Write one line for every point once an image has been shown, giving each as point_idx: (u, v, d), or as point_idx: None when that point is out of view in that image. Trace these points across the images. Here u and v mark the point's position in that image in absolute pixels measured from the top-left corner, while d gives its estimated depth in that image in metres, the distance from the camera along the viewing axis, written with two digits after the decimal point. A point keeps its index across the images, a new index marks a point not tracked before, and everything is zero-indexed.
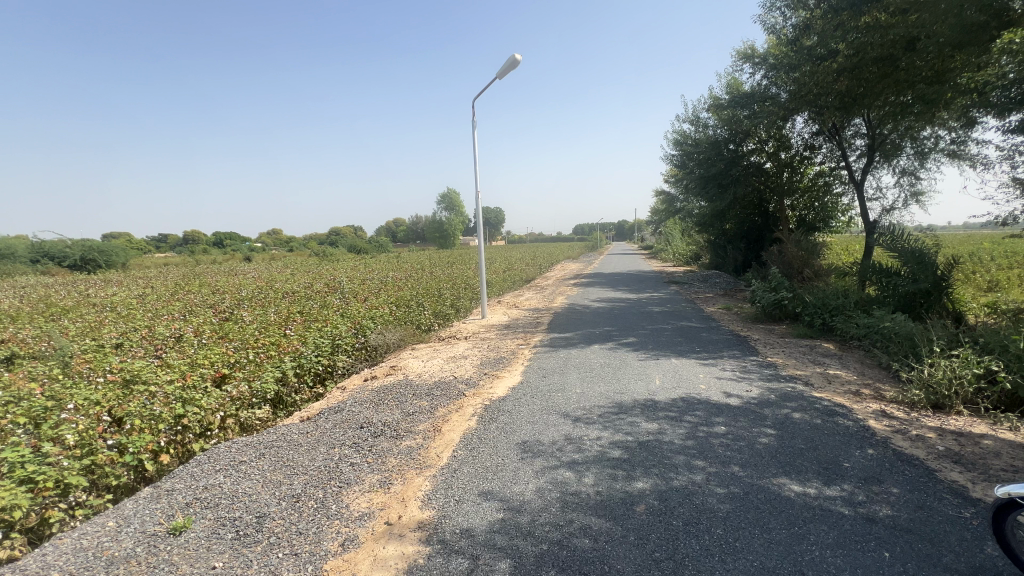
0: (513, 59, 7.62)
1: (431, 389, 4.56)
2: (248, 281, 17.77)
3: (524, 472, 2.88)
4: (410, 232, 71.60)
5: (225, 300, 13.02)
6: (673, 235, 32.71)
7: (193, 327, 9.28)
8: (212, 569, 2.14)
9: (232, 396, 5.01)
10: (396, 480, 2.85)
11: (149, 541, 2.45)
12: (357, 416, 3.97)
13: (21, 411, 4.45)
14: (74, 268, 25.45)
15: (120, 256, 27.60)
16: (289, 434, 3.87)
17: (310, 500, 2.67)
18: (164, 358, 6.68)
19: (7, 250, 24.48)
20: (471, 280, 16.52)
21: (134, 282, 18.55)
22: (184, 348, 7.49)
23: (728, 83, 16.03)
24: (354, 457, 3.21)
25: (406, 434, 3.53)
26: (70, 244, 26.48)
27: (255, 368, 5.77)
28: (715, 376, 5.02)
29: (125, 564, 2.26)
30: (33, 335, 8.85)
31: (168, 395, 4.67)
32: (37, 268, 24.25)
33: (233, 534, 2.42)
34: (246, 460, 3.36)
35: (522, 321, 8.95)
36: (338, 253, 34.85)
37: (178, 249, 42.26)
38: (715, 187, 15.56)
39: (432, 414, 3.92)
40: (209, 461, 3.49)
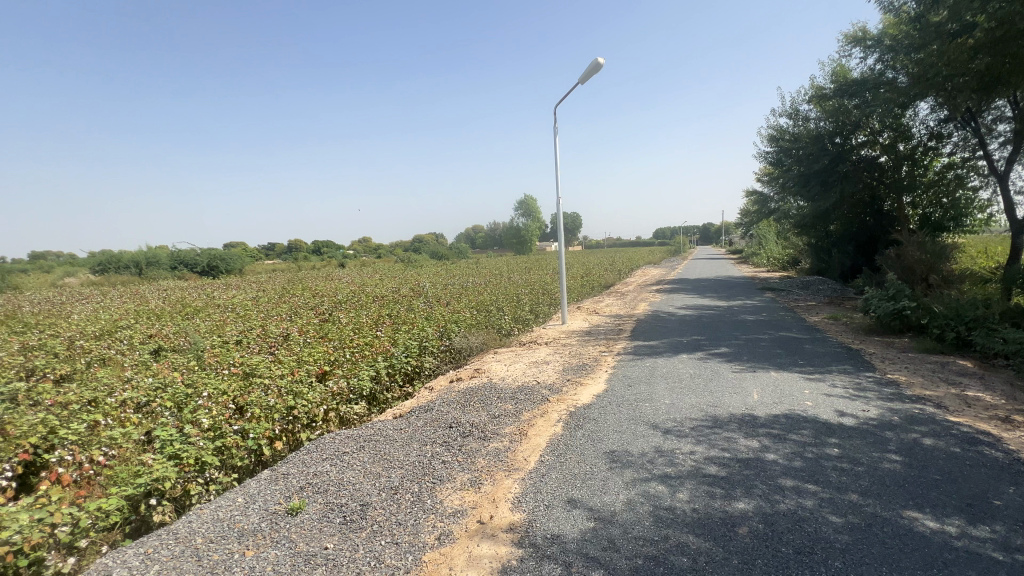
0: (596, 63, 7.54)
1: (515, 393, 4.63)
2: (343, 285, 19.30)
3: (614, 482, 2.82)
4: (488, 238, 73.31)
5: (324, 303, 14.25)
6: (767, 237, 30.31)
7: (299, 327, 10.26)
8: (325, 550, 2.34)
9: (334, 391, 5.46)
10: (486, 480, 2.92)
11: (271, 518, 2.73)
12: (446, 417, 4.13)
13: (168, 396, 5.27)
14: (203, 274, 29.33)
15: (238, 262, 31.17)
16: (384, 429, 4.13)
17: (407, 493, 2.82)
18: (276, 355, 7.45)
19: (152, 259, 28.75)
20: (549, 285, 16.55)
21: (249, 286, 20.88)
22: (291, 345, 8.30)
23: (833, 71, 14.68)
24: (445, 455, 3.35)
25: (493, 436, 3.62)
26: (199, 252, 30.55)
27: (352, 366, 6.25)
28: (823, 392, 4.57)
29: (253, 537, 2.54)
30: (173, 331, 10.32)
31: (281, 388, 5.22)
32: (175, 274, 28.33)
33: (341, 519, 2.62)
34: (348, 452, 3.64)
35: (603, 328, 8.79)
36: (422, 259, 36.61)
37: (285, 257, 47.01)
38: (818, 184, 14.26)
39: (517, 418, 3.98)
40: (317, 449, 3.82)
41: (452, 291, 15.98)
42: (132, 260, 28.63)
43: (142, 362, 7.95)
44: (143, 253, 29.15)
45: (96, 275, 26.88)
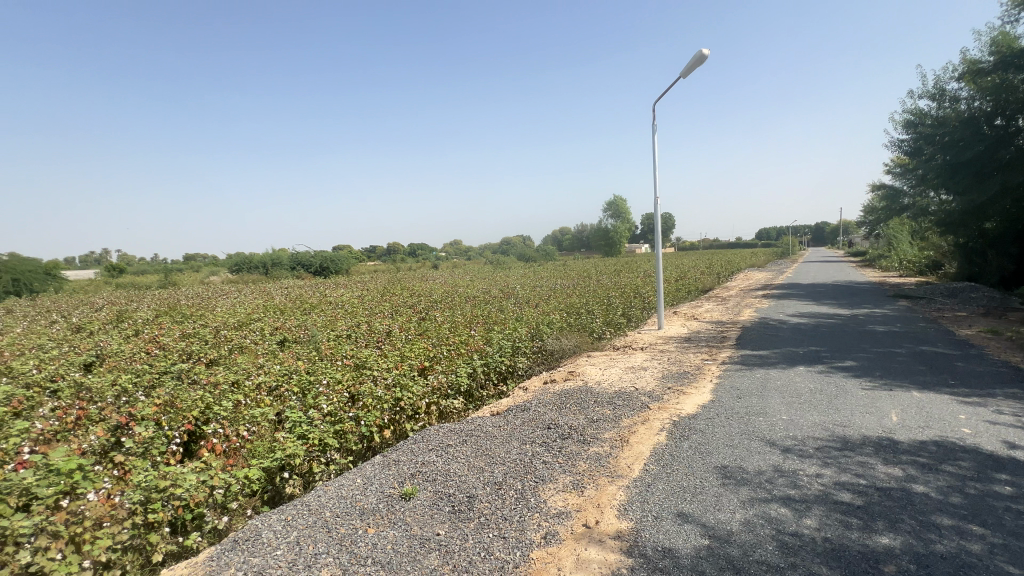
0: (700, 54, 7.16)
1: (613, 398, 4.54)
2: (437, 286, 20.32)
3: (727, 499, 2.65)
4: (575, 240, 72.75)
5: (422, 302, 15.11)
6: (898, 237, 26.57)
7: (400, 324, 10.99)
8: (437, 535, 2.48)
9: (435, 386, 5.76)
10: (589, 485, 2.90)
11: (388, 500, 2.95)
12: (544, 417, 4.16)
13: (295, 383, 5.95)
14: (317, 274, 32.60)
15: (346, 263, 34.20)
16: (484, 425, 4.26)
17: (511, 490, 2.89)
18: (382, 349, 8.05)
19: (277, 260, 32.57)
20: (641, 288, 15.99)
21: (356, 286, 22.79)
22: (395, 341, 8.92)
23: (992, 41, 12.50)
24: (546, 455, 3.38)
25: (593, 441, 3.57)
26: (313, 254, 33.96)
27: (450, 363, 6.55)
28: (984, 418, 3.88)
29: (373, 515, 2.77)
30: (295, 325, 11.61)
31: (389, 380, 5.63)
32: (294, 274, 31.84)
33: (450, 508, 2.76)
34: (452, 445, 3.81)
35: (704, 334, 8.29)
36: (510, 261, 37.40)
37: (385, 259, 50.73)
38: (971, 175, 12.20)
39: (617, 423, 3.90)
40: (424, 440, 4.06)
41: (542, 293, 16.09)
42: (261, 261, 32.72)
43: (272, 352, 9.03)
44: (269, 255, 33.14)
45: (233, 274, 31.12)
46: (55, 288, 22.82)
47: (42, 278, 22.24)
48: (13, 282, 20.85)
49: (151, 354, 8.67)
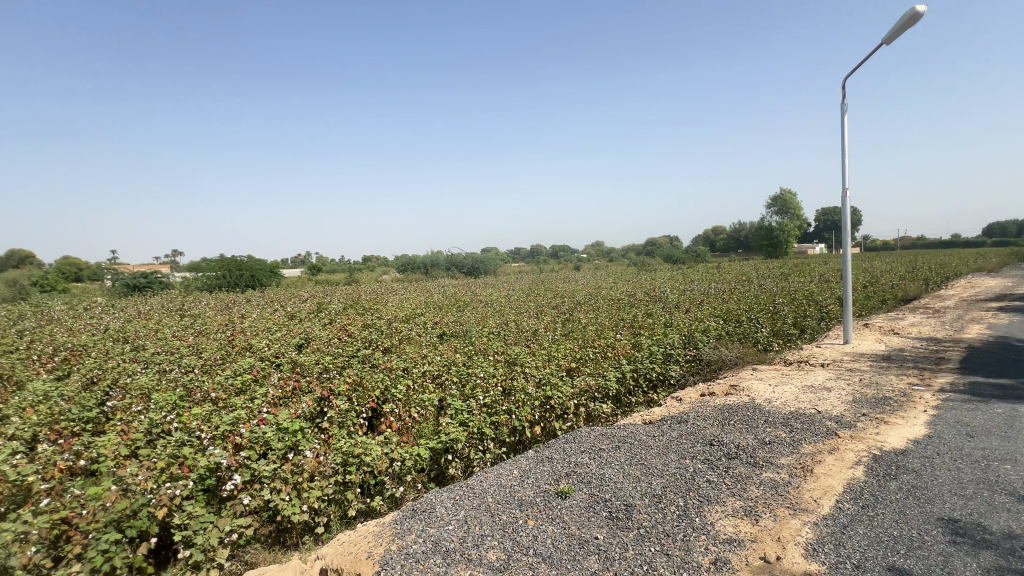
0: (914, 12, 5.90)
1: (788, 419, 4.01)
2: (580, 287, 20.35)
3: (960, 562, 2.13)
4: (731, 240, 66.19)
5: (566, 303, 15.28)
6: None
7: (546, 324, 11.28)
8: (596, 539, 2.49)
9: (583, 388, 5.75)
10: (765, 514, 2.60)
11: (544, 495, 3.05)
12: (703, 432, 3.87)
13: (455, 375, 6.52)
14: (468, 274, 35.27)
15: (494, 264, 36.38)
16: (637, 433, 4.12)
17: (672, 505, 2.74)
18: (531, 348, 8.36)
19: (436, 262, 36.20)
20: (818, 295, 13.82)
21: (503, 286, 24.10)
22: (543, 340, 9.18)
23: None
24: (710, 474, 3.13)
25: (766, 465, 3.19)
26: (465, 256, 36.88)
27: (597, 366, 6.49)
28: None
29: (532, 508, 2.89)
30: (452, 321, 12.74)
31: (540, 379, 5.80)
32: (449, 274, 35.02)
33: (607, 513, 2.74)
34: (605, 449, 3.77)
35: (908, 353, 6.81)
36: (655, 263, 35.68)
37: (529, 259, 52.71)
38: None
39: (795, 449, 3.43)
40: (575, 441, 4.09)
41: (693, 297, 14.98)
42: (423, 262, 36.73)
43: (433, 344, 10.04)
44: (429, 256, 36.97)
45: (400, 274, 35.47)
46: (276, 283, 28.76)
47: (268, 275, 28.22)
48: (250, 278, 26.88)
49: (343, 340, 10.36)
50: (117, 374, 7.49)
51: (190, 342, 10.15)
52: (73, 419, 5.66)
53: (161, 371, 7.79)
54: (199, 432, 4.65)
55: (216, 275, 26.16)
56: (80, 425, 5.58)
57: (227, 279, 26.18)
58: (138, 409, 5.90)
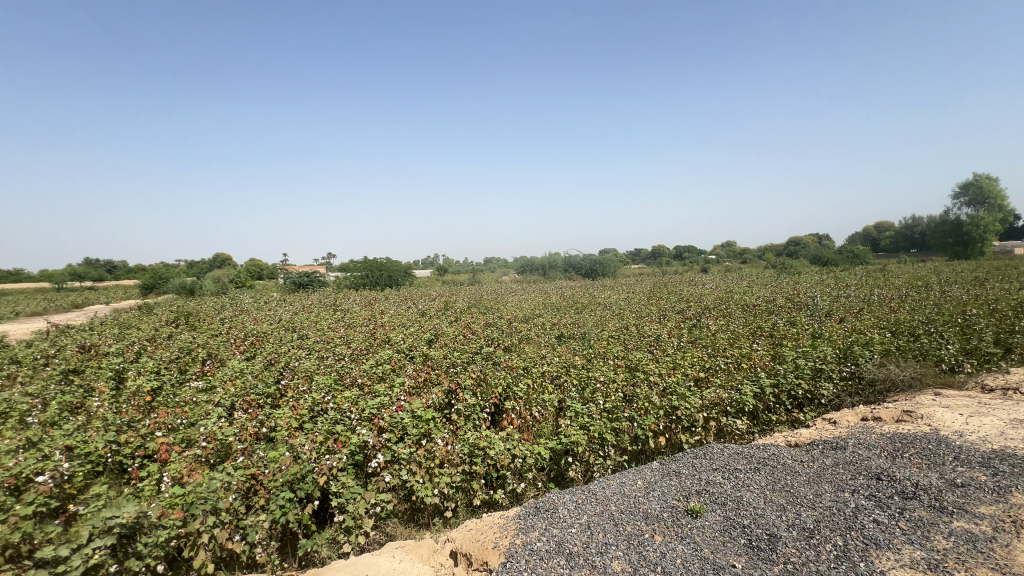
0: None
1: (989, 459, 3.24)
2: (708, 291, 18.92)
3: None
4: (901, 237, 55.87)
5: (691, 307, 14.33)
6: None
7: (670, 329, 10.69)
8: (733, 567, 2.30)
9: (713, 400, 5.30)
10: (957, 570, 2.14)
11: (672, 511, 2.89)
12: (867, 464, 3.31)
13: (575, 377, 6.51)
14: (586, 276, 35.02)
15: (613, 266, 35.59)
16: (781, 456, 3.69)
17: (827, 543, 2.41)
18: (654, 354, 7.98)
19: (554, 263, 36.68)
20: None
21: (622, 288, 23.43)
22: (667, 346, 8.72)
23: None
24: (877, 513, 2.67)
25: (959, 512, 2.62)
26: (583, 257, 36.63)
27: (730, 378, 5.94)
28: None
29: (659, 523, 2.77)
30: (570, 322, 12.76)
31: (665, 389, 5.50)
32: (566, 275, 35.14)
33: (746, 541, 2.51)
34: (741, 469, 3.44)
35: None
36: (800, 265, 31.60)
37: (650, 261, 50.55)
38: None
39: (1001, 495, 2.76)
40: (706, 457, 3.79)
41: (849, 304, 12.97)
42: (541, 263, 37.37)
43: (552, 345, 10.17)
44: (548, 258, 37.54)
45: (519, 275, 36.55)
46: (409, 282, 31.63)
47: (403, 275, 31.16)
48: (388, 277, 29.94)
49: (467, 337, 11.03)
50: (288, 358, 8.94)
51: (342, 333, 11.67)
52: (258, 393, 6.89)
53: (320, 358, 9.09)
54: (350, 413, 5.32)
55: (361, 275, 29.67)
56: (263, 399, 6.78)
57: (370, 278, 29.52)
58: (303, 389, 6.97)
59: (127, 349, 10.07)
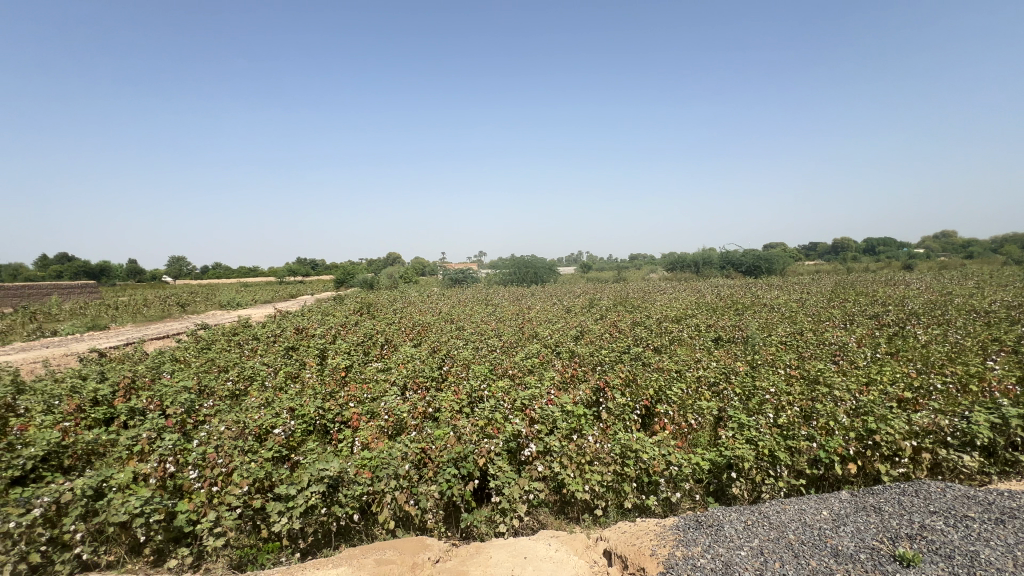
0: None
1: None
2: (915, 292, 15.41)
3: None
4: None
5: (891, 312, 11.84)
6: None
7: (859, 337, 9.00)
8: None
9: (928, 428, 4.30)
10: None
11: (871, 554, 2.52)
12: None
13: (738, 386, 5.91)
14: (747, 274, 31.54)
15: (780, 262, 31.36)
16: None
17: None
18: (840, 365, 6.81)
19: (708, 259, 33.83)
20: None
21: (793, 287, 20.52)
22: (856, 357, 7.36)
23: None
24: None
25: None
26: (744, 252, 32.97)
27: (954, 402, 4.75)
28: None
29: (853, 566, 2.44)
30: (729, 324, 11.63)
31: (857, 408, 4.65)
32: (723, 274, 32.06)
33: None
34: (975, 519, 2.77)
35: None
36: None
37: (830, 256, 43.31)
38: None
39: None
40: (921, 495, 3.13)
41: None
42: (693, 259, 34.70)
43: (707, 348, 9.39)
44: (701, 254, 34.75)
45: (668, 273, 34.59)
46: (554, 279, 32.23)
47: (548, 271, 31.87)
48: (535, 274, 30.97)
49: (613, 335, 10.82)
50: (449, 347, 9.88)
51: (494, 327, 12.45)
52: (424, 377, 7.76)
53: (475, 348, 9.84)
54: (504, 401, 5.66)
55: (509, 272, 31.30)
56: (429, 381, 7.62)
57: (517, 275, 30.89)
58: (462, 376, 7.63)
59: (328, 332, 12.25)
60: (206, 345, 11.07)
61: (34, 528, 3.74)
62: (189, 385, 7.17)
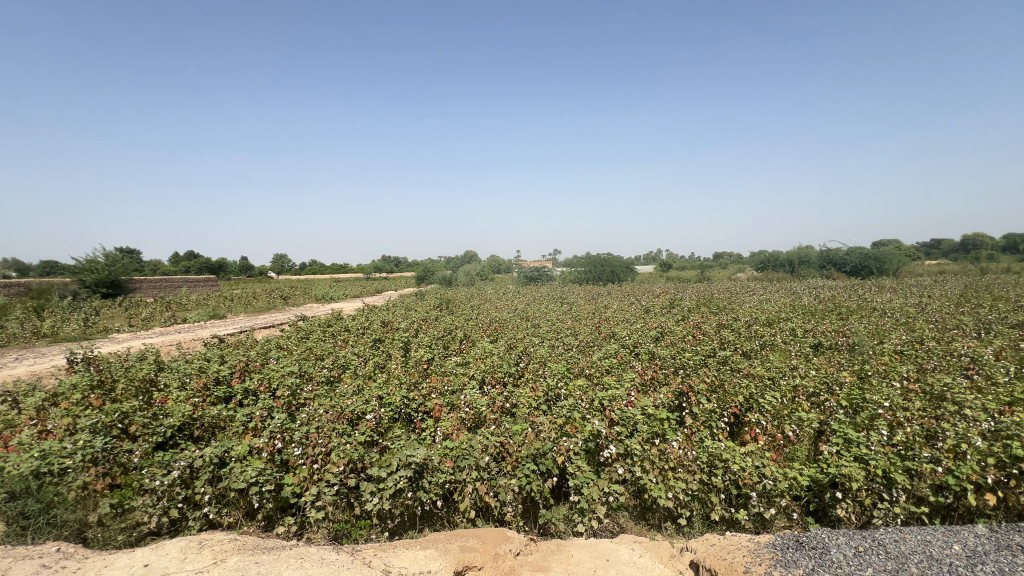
0: None
1: None
2: None
3: None
4: None
5: None
6: None
7: (998, 349, 7.75)
8: None
9: None
10: None
11: None
12: None
13: (844, 397, 5.36)
14: (852, 274, 28.45)
15: (894, 262, 27.91)
16: None
17: None
18: (972, 381, 5.92)
19: (806, 258, 31.00)
20: None
21: (910, 290, 18.16)
22: (994, 371, 6.36)
23: None
24: None
25: None
26: (849, 251, 29.73)
27: None
28: None
29: None
30: (830, 329, 10.58)
31: (998, 430, 4.02)
32: (823, 274, 29.18)
33: None
34: None
35: None
36: None
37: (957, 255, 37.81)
38: None
39: None
40: None
41: None
42: (788, 259, 31.93)
43: (805, 355, 8.60)
44: (797, 252, 31.92)
45: (758, 272, 32.18)
46: (631, 278, 31.29)
47: (625, 270, 31.01)
48: (611, 273, 30.30)
49: (697, 338, 10.28)
50: (525, 344, 9.98)
51: (570, 325, 12.36)
52: (502, 372, 7.91)
53: (551, 346, 9.85)
54: (583, 401, 5.61)
55: (585, 271, 30.93)
56: (506, 377, 7.75)
57: (593, 274, 30.45)
58: (538, 374, 7.68)
59: (411, 326, 12.91)
60: (305, 335, 12.15)
61: (174, 487, 4.37)
62: (293, 371, 7.91)
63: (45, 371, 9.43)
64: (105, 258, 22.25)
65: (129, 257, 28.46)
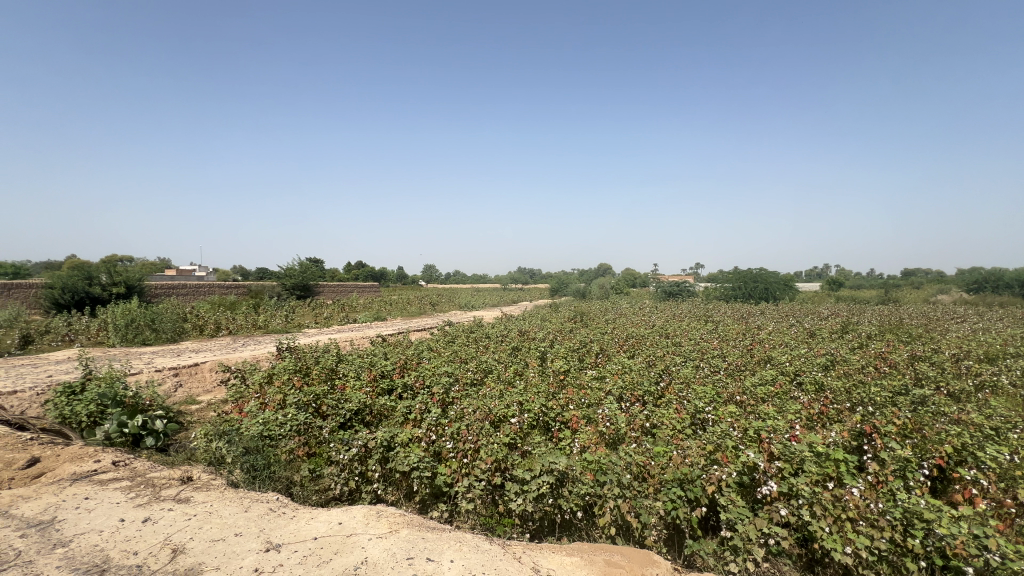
0: None
1: None
2: None
3: None
4: None
5: None
6: None
7: None
8: None
9: None
10: None
11: None
12: None
13: None
14: None
15: None
16: None
17: None
18: None
19: None
20: None
21: None
22: None
23: None
24: None
25: None
26: None
27: None
28: None
29: None
30: None
31: None
32: None
33: None
34: None
35: None
36: None
37: None
38: None
39: None
40: None
41: None
42: (1019, 280, 25.02)
43: None
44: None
45: (970, 294, 25.92)
46: (790, 296, 27.74)
47: (783, 287, 27.60)
48: (764, 290, 27.21)
49: (880, 370, 8.68)
50: (665, 363, 9.51)
51: (716, 346, 11.40)
52: (641, 390, 7.64)
53: (695, 366, 9.23)
54: (735, 429, 5.13)
55: (733, 286, 28.33)
56: (646, 395, 7.47)
57: (742, 290, 27.67)
58: (681, 395, 7.25)
59: (548, 337, 13.23)
60: (453, 338, 13.29)
61: (353, 462, 5.12)
62: (443, 371, 8.72)
63: (261, 356, 11.86)
64: (299, 266, 27.03)
65: (315, 263, 34.00)
